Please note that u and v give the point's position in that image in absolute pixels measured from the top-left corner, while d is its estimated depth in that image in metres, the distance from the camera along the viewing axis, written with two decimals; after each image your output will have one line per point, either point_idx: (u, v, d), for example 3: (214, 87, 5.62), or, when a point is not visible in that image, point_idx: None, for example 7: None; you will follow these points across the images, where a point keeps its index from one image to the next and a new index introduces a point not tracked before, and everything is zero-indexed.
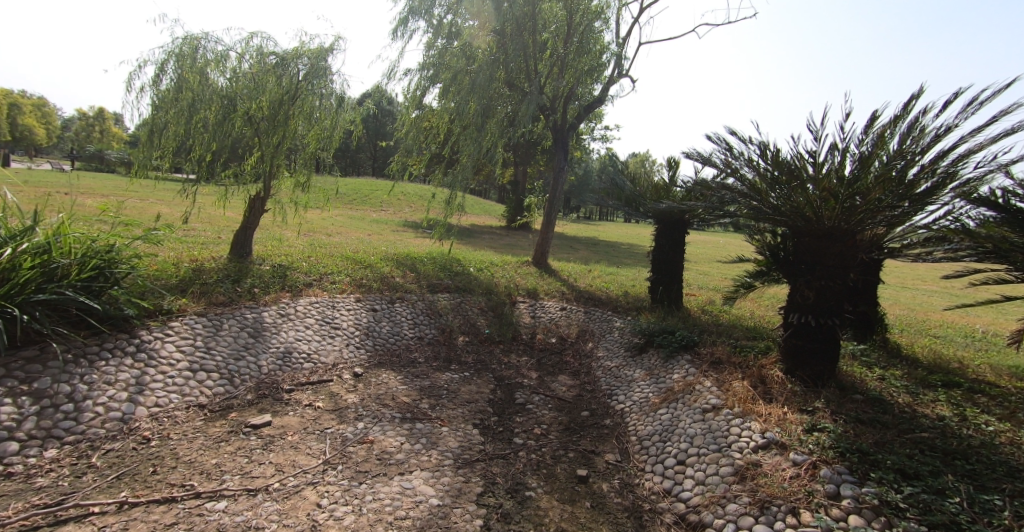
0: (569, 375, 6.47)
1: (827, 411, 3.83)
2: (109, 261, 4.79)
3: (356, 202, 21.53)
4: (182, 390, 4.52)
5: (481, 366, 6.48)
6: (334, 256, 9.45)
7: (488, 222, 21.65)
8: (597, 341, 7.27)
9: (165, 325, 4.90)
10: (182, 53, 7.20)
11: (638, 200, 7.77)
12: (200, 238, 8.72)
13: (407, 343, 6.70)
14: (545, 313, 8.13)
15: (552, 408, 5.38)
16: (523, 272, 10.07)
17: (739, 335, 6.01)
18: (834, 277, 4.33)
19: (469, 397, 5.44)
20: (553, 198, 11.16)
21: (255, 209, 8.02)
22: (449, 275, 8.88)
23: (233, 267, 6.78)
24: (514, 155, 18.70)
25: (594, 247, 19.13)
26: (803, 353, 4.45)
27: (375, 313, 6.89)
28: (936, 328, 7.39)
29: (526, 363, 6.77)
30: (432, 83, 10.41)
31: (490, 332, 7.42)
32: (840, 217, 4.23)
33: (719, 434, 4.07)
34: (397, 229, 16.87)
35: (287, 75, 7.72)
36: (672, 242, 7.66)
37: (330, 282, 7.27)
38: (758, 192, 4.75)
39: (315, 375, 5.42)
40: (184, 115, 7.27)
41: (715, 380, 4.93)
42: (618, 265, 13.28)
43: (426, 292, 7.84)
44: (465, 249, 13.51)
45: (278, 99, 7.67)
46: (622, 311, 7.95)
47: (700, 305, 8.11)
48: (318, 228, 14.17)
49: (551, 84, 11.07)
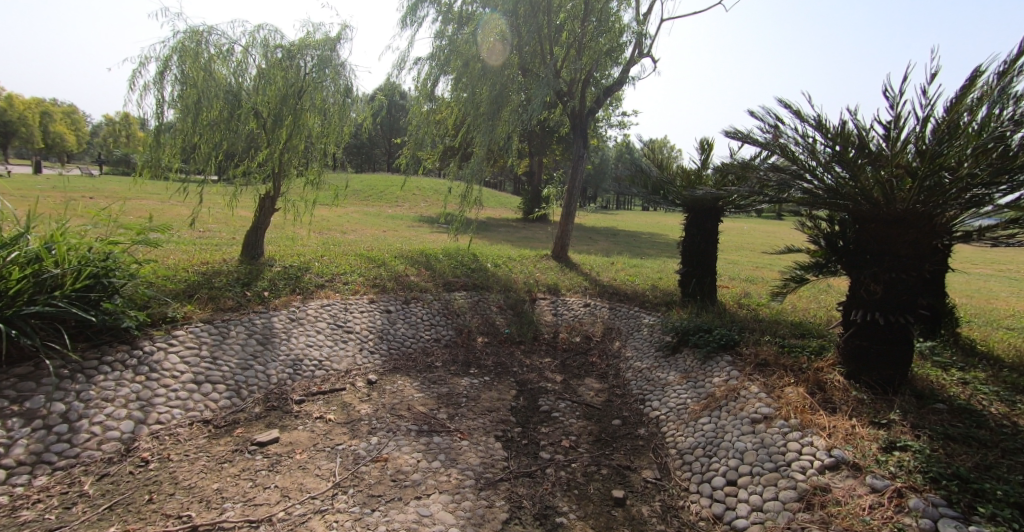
0: (597, 377, 6.02)
1: (906, 426, 3.42)
2: (108, 267, 4.38)
3: (371, 199, 21.26)
4: (186, 405, 4.11)
5: (502, 369, 6.05)
6: (348, 255, 9.13)
7: (504, 215, 21.23)
8: (625, 340, 6.79)
9: (169, 335, 4.49)
10: (185, 47, 6.75)
11: (667, 186, 7.24)
12: (213, 240, 8.45)
13: (423, 346, 6.29)
14: (568, 311, 7.66)
15: (580, 416, 4.92)
16: (543, 267, 9.62)
17: (786, 333, 5.48)
18: (907, 269, 3.89)
19: (491, 404, 5.01)
20: (573, 188, 10.63)
21: (265, 209, 7.68)
22: (466, 272, 8.47)
23: (243, 268, 6.47)
24: (528, 145, 18.22)
25: (614, 238, 18.57)
26: (867, 356, 4.04)
27: (390, 314, 6.51)
28: (1002, 320, 6.76)
29: (550, 365, 6.33)
30: (443, 72, 9.97)
31: (510, 332, 6.98)
32: (918, 198, 3.72)
33: (774, 450, 3.61)
34: (413, 226, 16.55)
35: (294, 67, 7.34)
36: (705, 231, 7.12)
37: (342, 282, 6.92)
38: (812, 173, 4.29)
39: (327, 383, 4.97)
40: (189, 112, 6.83)
41: (764, 384, 4.45)
42: (642, 257, 12.74)
43: (442, 291, 7.43)
44: (483, 243, 13.09)
45: (285, 91, 7.29)
46: (650, 307, 7.45)
47: (735, 299, 7.56)
48: (332, 226, 13.88)
49: (568, 67, 10.57)
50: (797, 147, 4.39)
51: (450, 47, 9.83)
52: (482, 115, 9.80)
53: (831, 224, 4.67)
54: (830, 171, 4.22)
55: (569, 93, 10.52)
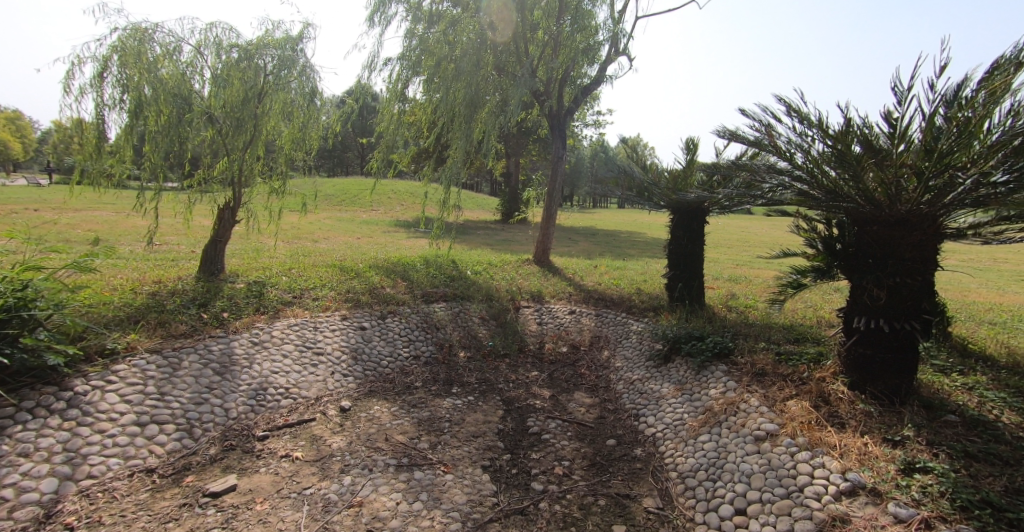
0: (587, 391, 5.73)
1: (922, 442, 3.18)
2: (26, 298, 3.80)
3: (344, 204, 20.70)
4: (125, 453, 3.65)
5: (486, 387, 5.72)
6: (319, 266, 8.68)
7: (483, 217, 20.90)
8: (614, 349, 6.52)
9: (106, 371, 4.04)
10: (126, 46, 6.21)
11: (651, 188, 7.00)
12: (171, 255, 7.94)
13: (400, 365, 5.92)
14: (553, 319, 7.36)
15: (572, 437, 4.62)
16: (524, 273, 9.32)
17: (781, 338, 5.24)
18: (911, 273, 3.65)
19: (476, 429, 4.68)
20: (552, 190, 10.33)
21: (225, 221, 7.21)
22: (444, 281, 8.12)
23: (202, 288, 6.06)
24: (505, 146, 17.93)
25: (594, 238, 18.42)
26: (873, 365, 3.74)
27: (364, 331, 6.13)
28: (991, 315, 6.71)
29: (538, 379, 6.02)
30: (414, 73, 9.62)
31: (494, 344, 6.65)
32: (924, 199, 3.54)
33: (784, 473, 3.34)
34: (388, 231, 16.10)
35: (252, 69, 6.90)
36: (691, 233, 6.90)
37: (312, 298, 6.53)
38: (806, 175, 4.15)
39: (295, 414, 4.57)
40: (137, 120, 6.34)
41: (763, 396, 4.19)
42: (624, 258, 12.54)
43: (420, 303, 7.06)
44: (461, 248, 12.73)
45: (243, 95, 6.85)
46: (637, 312, 7.21)
47: (723, 301, 7.36)
48: (304, 234, 13.35)
49: (544, 66, 10.30)
50: (786, 148, 4.25)
51: (419, 46, 9.48)
52: (457, 117, 9.45)
53: (828, 225, 4.43)
54: (825, 170, 4.06)
55: (546, 92, 10.23)
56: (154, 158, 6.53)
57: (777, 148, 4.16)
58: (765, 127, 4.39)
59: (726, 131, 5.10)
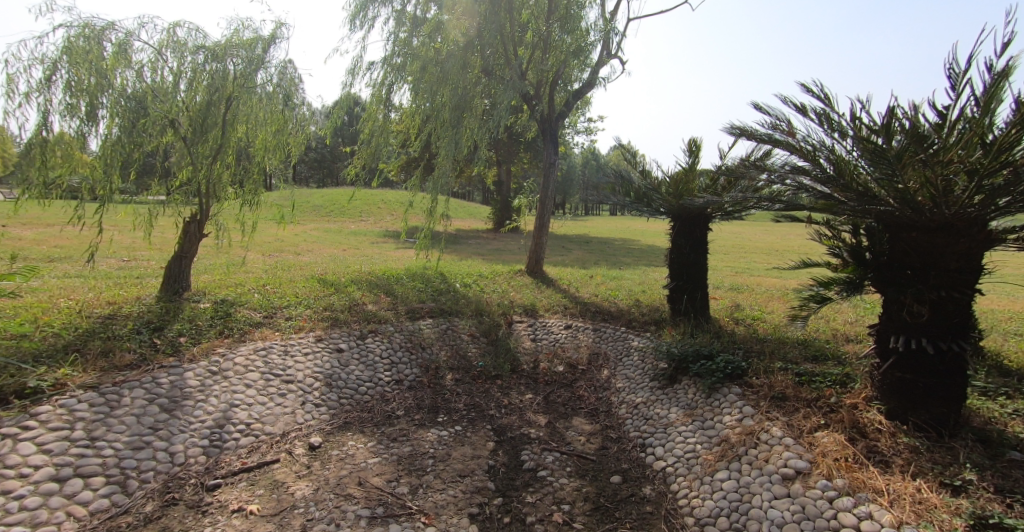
0: (586, 416, 5.23)
1: (987, 489, 2.69)
2: None
3: (332, 215, 20.19)
4: (34, 517, 3.06)
5: (476, 413, 5.20)
6: (297, 281, 8.17)
7: (475, 226, 20.45)
8: (614, 368, 6.04)
9: (24, 416, 3.53)
10: (75, 47, 5.69)
11: (650, 194, 6.54)
12: (135, 273, 7.41)
13: (380, 391, 5.39)
14: (547, 335, 6.85)
15: (572, 474, 4.11)
16: (517, 284, 8.84)
17: (797, 355, 4.77)
18: (956, 286, 3.19)
19: (463, 467, 4.17)
20: (544, 197, 9.85)
21: (191, 234, 6.67)
22: (431, 295, 7.62)
23: (159, 309, 5.58)
24: (496, 153, 17.52)
25: (589, 246, 17.99)
26: (916, 391, 3.26)
27: (341, 354, 5.61)
28: (1017, 325, 6.28)
29: (532, 403, 5.51)
30: (400, 79, 9.13)
31: (484, 364, 6.13)
32: (973, 198, 3.10)
33: (823, 525, 2.83)
34: (376, 242, 15.63)
35: (217, 73, 6.41)
36: (694, 242, 6.44)
37: (285, 318, 6.04)
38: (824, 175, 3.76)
39: (255, 455, 4.05)
40: (90, 128, 5.82)
41: (785, 424, 3.70)
42: (621, 267, 12.08)
43: (404, 321, 6.56)
44: (451, 259, 12.24)
45: (207, 100, 6.37)
46: (638, 326, 6.75)
47: (729, 313, 6.89)
48: (288, 246, 12.82)
49: (534, 68, 9.85)
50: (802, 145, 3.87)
51: (403, 50, 9.04)
52: (443, 122, 8.99)
53: (854, 233, 3.95)
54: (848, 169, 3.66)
55: (536, 96, 9.81)
56: (109, 170, 5.96)
57: (794, 144, 3.77)
58: (779, 122, 4.00)
59: (735, 127, 4.69)
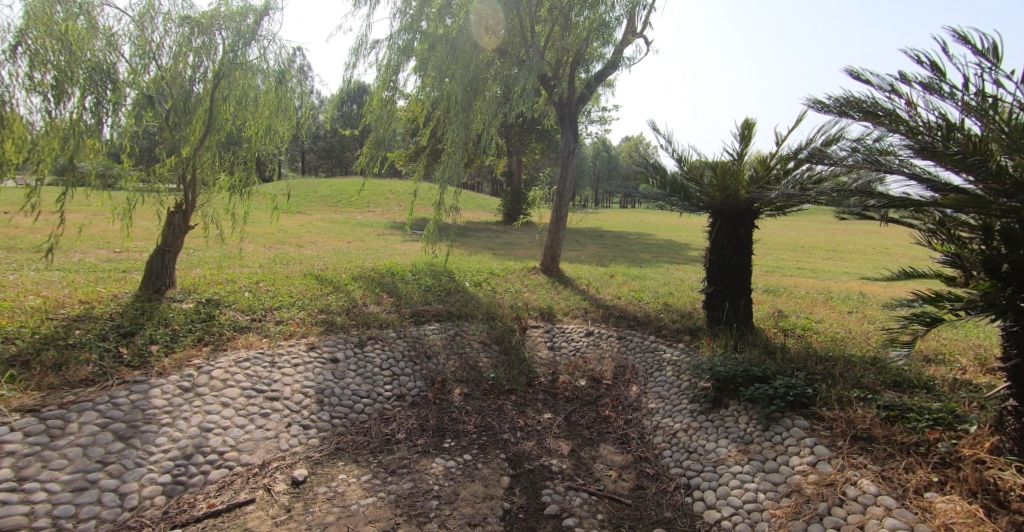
0: (616, 444, 4.51)
1: None
2: None
3: (339, 205, 19.56)
4: None
5: (488, 438, 4.49)
6: (293, 277, 7.49)
7: (485, 218, 19.71)
8: (644, 384, 5.32)
9: None
10: (31, 7, 4.78)
11: (685, 189, 5.78)
12: (115, 268, 6.76)
13: (379, 409, 4.68)
14: (567, 343, 6.12)
15: (605, 524, 3.43)
16: (531, 283, 8.13)
17: (872, 382, 4.01)
18: None
19: (475, 513, 3.46)
20: (563, 189, 9.07)
21: (175, 227, 5.88)
22: (439, 296, 6.92)
23: (133, 309, 4.91)
24: (507, 143, 16.77)
25: (604, 241, 17.21)
26: None
27: (336, 365, 4.92)
28: None
29: (552, 424, 4.79)
30: (407, 60, 8.36)
31: (497, 377, 5.41)
32: None
33: None
34: (383, 234, 15.00)
35: (199, 45, 5.64)
36: (737, 242, 5.65)
37: (275, 322, 5.36)
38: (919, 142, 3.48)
39: (226, 494, 3.35)
40: (57, 108, 4.88)
41: (880, 477, 3.06)
42: (641, 265, 11.30)
43: (408, 326, 5.86)
44: (460, 254, 11.52)
45: (189, 75, 5.61)
46: (669, 336, 6.02)
47: (773, 323, 6.12)
48: (289, 238, 12.18)
49: (552, 47, 9.02)
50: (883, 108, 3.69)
51: (410, 27, 8.27)
52: (454, 107, 8.24)
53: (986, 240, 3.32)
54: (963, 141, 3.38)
55: (555, 78, 9.01)
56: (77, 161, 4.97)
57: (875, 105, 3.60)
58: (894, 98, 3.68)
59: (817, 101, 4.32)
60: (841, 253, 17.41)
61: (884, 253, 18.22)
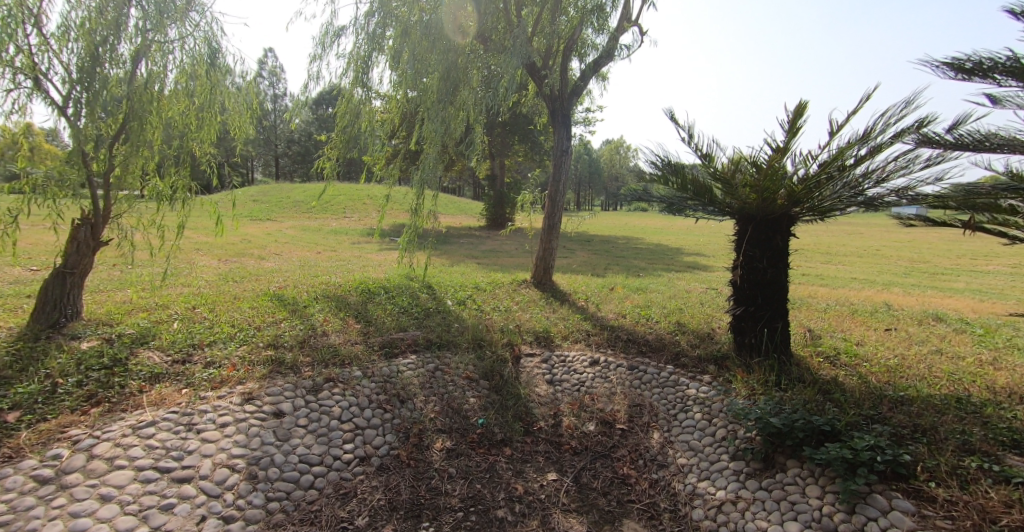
0: (642, 521, 3.48)
1: None
2: None
3: (312, 211, 18.37)
4: None
5: (480, 520, 3.42)
6: (240, 297, 6.35)
7: (467, 223, 18.67)
8: (668, 431, 4.28)
9: None
10: None
11: (708, 189, 4.81)
12: (16, 293, 5.59)
13: (334, 481, 3.55)
14: (569, 376, 5.04)
15: None
16: (521, 299, 7.10)
17: (986, 443, 3.06)
18: None
19: None
20: (555, 191, 8.07)
21: (79, 245, 4.73)
22: (415, 318, 5.84)
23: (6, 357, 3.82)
24: (489, 144, 15.75)
25: (593, 246, 16.27)
26: None
27: (280, 420, 3.80)
28: None
29: (559, 491, 3.73)
30: (375, 46, 7.28)
31: (487, 423, 4.32)
32: None
33: None
34: (357, 242, 13.85)
35: (104, 20, 4.52)
36: (773, 251, 4.68)
37: (202, 364, 4.23)
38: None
39: None
40: None
41: None
42: (638, 274, 10.34)
43: (376, 360, 4.77)
44: (439, 265, 10.43)
45: (91, 55, 4.45)
46: (694, 366, 5.03)
47: (811, 347, 5.17)
48: (251, 249, 10.98)
49: (541, 34, 8.04)
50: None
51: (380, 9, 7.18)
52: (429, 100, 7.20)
53: None
54: None
55: (544, 67, 7.99)
56: None
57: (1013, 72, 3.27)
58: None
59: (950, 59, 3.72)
60: (837, 256, 16.75)
61: (880, 255, 17.60)
